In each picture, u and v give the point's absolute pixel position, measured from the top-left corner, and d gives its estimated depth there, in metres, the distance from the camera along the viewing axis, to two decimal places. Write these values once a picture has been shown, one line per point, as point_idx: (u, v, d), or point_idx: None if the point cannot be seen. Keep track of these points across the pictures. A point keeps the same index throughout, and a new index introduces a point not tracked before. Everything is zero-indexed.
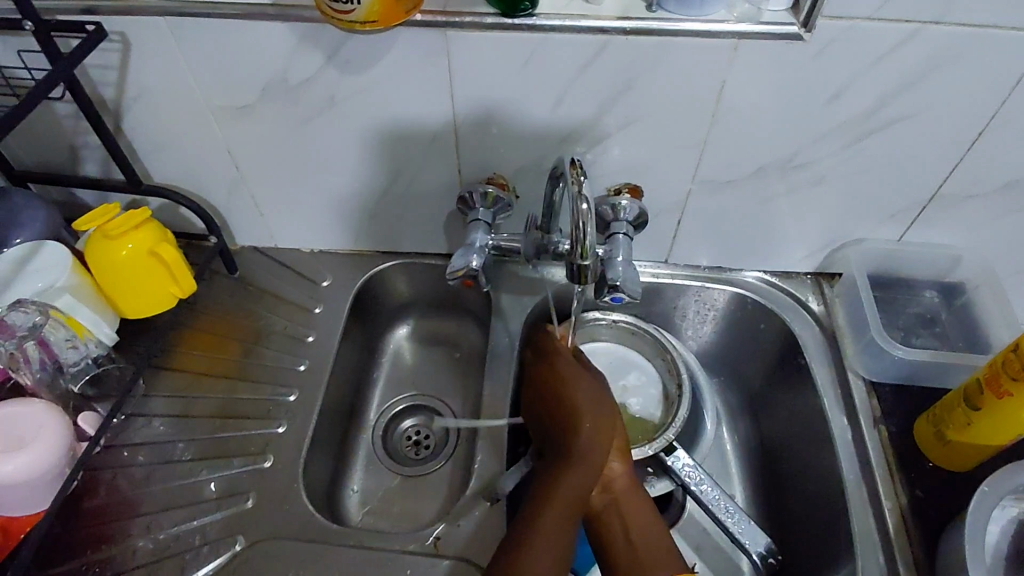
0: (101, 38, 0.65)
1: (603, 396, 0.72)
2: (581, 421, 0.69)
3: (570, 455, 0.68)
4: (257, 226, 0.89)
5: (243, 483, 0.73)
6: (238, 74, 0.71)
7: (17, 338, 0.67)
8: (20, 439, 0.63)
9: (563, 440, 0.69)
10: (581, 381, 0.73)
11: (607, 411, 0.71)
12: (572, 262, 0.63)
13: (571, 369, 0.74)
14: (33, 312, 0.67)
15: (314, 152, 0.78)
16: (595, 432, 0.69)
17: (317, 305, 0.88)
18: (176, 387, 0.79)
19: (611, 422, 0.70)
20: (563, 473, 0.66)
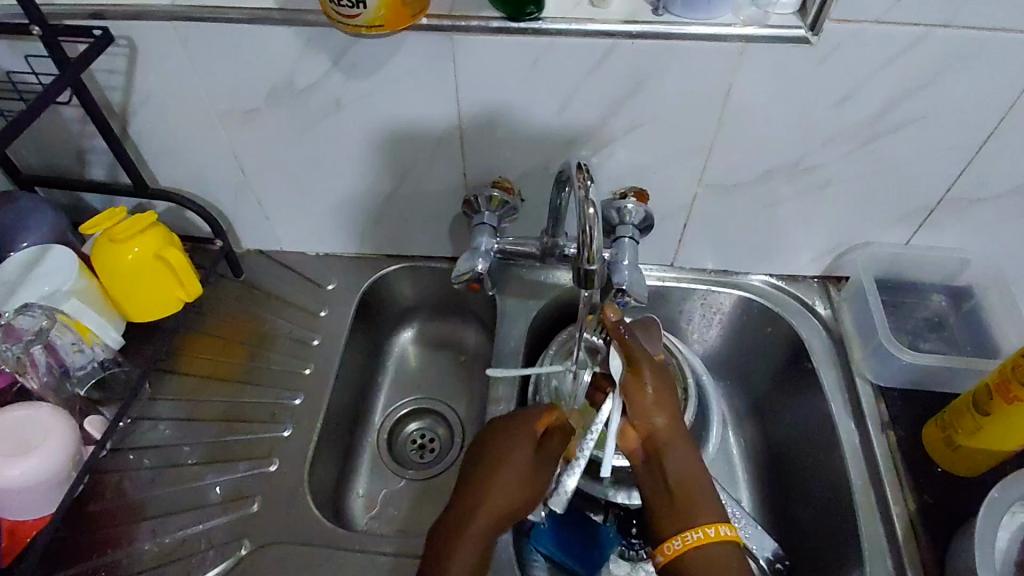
0: (108, 43, 0.65)
1: (541, 469, 0.66)
2: (503, 490, 0.64)
3: (478, 518, 0.62)
4: (263, 230, 0.89)
5: (249, 487, 0.73)
6: (244, 78, 0.71)
7: (24, 342, 0.66)
8: (27, 443, 0.63)
9: (474, 505, 0.63)
10: (521, 450, 0.66)
11: (529, 498, 0.65)
12: (579, 267, 0.63)
13: (512, 434, 0.68)
14: (39, 316, 0.67)
15: (321, 155, 0.78)
16: (508, 509, 0.64)
17: (322, 308, 0.88)
18: (182, 391, 0.80)
19: (525, 506, 0.65)
20: (466, 533, 0.61)
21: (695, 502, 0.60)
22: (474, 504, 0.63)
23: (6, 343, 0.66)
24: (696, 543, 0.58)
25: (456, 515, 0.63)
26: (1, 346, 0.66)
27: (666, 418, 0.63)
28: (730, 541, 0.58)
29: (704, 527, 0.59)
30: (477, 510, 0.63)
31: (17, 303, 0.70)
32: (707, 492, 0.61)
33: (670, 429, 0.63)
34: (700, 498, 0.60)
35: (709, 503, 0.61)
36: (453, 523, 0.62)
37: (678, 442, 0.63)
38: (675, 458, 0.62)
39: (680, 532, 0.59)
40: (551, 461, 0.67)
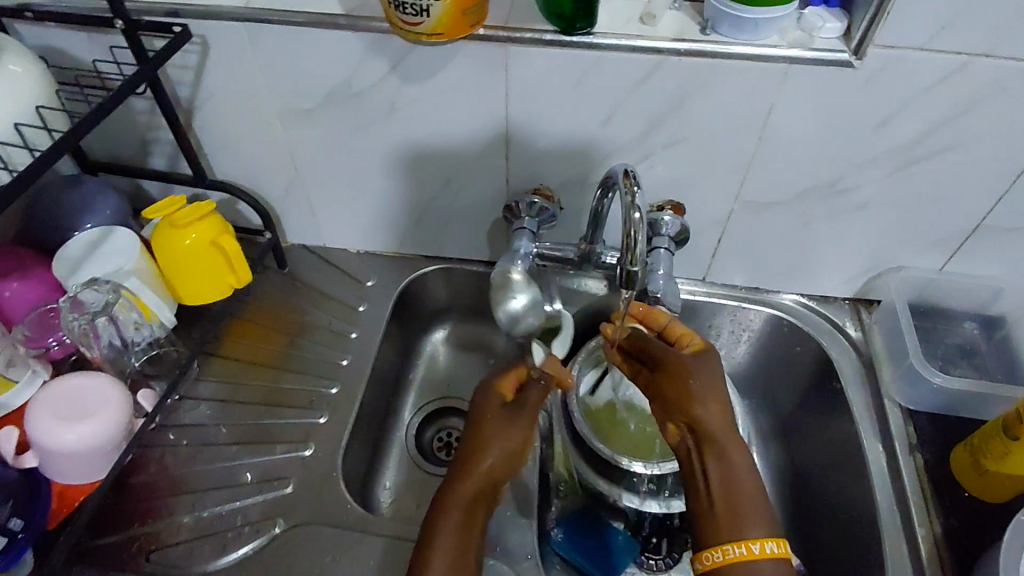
0: (187, 40, 0.69)
1: (525, 418, 0.71)
2: (489, 450, 0.67)
3: (469, 484, 0.65)
4: (308, 226, 0.93)
5: (285, 469, 0.75)
6: (306, 79, 0.75)
7: (90, 315, 0.70)
8: (84, 409, 0.66)
9: (469, 471, 0.66)
10: (505, 412, 0.71)
11: (513, 447, 0.68)
12: (622, 268, 0.65)
13: (492, 396, 0.72)
14: (106, 292, 0.71)
15: (371, 156, 0.82)
16: (496, 470, 0.67)
17: (360, 303, 0.91)
18: (225, 373, 0.83)
19: (515, 455, 0.68)
20: (456, 495, 0.64)
21: (739, 512, 0.58)
22: (468, 470, 0.66)
23: (72, 314, 0.70)
24: (738, 559, 0.56)
25: (447, 482, 0.66)
26: (68, 318, 0.70)
27: (711, 415, 0.63)
28: (774, 559, 0.55)
29: (747, 542, 0.56)
30: (467, 478, 0.66)
31: (82, 279, 0.73)
32: (753, 503, 0.59)
33: (711, 435, 0.62)
34: (743, 509, 0.58)
35: (752, 514, 0.58)
36: (450, 490, 0.65)
37: (726, 450, 0.61)
38: (719, 458, 0.61)
39: (718, 544, 0.57)
40: (528, 412, 0.71)
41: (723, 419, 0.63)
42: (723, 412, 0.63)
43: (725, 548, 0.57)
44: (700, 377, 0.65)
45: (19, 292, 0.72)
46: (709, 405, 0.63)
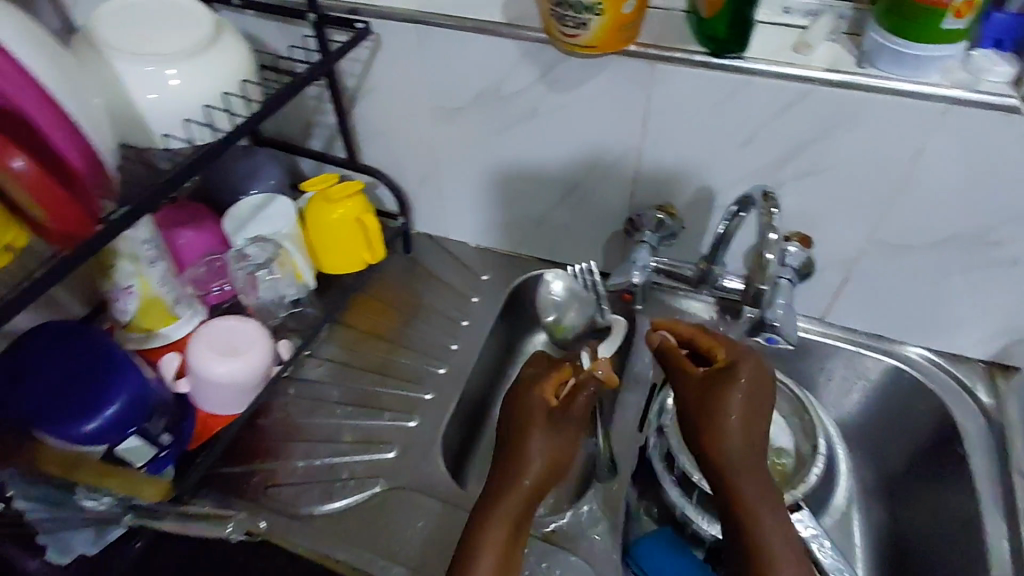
0: (365, 37, 0.77)
1: (564, 429, 0.69)
2: (529, 460, 0.65)
3: (512, 497, 0.63)
4: (436, 217, 0.99)
5: (390, 435, 0.80)
6: (460, 80, 0.81)
7: (252, 267, 0.80)
8: (235, 348, 0.73)
9: (502, 490, 0.63)
10: (544, 420, 0.68)
11: (552, 456, 0.66)
12: (753, 283, 0.72)
13: (529, 402, 0.70)
14: (267, 250, 0.80)
15: (507, 158, 0.87)
16: (536, 484, 0.64)
17: (475, 295, 0.96)
18: (346, 340, 0.90)
19: (552, 467, 0.66)
20: (495, 516, 0.61)
21: (763, 544, 0.59)
22: (505, 489, 0.64)
23: (238, 264, 0.80)
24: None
25: (488, 493, 0.64)
26: (234, 267, 0.80)
27: (740, 449, 0.64)
28: None
29: None
30: (509, 499, 0.63)
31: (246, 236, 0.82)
32: (779, 533, 0.59)
33: (733, 464, 0.63)
34: (768, 540, 0.59)
35: (782, 549, 0.59)
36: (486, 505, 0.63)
37: (751, 484, 0.62)
38: (745, 495, 0.61)
39: None
40: (565, 429, 0.69)
41: (747, 447, 0.64)
42: (745, 439, 0.64)
43: None
44: (726, 406, 0.65)
45: (190, 241, 0.82)
46: (735, 437, 0.64)
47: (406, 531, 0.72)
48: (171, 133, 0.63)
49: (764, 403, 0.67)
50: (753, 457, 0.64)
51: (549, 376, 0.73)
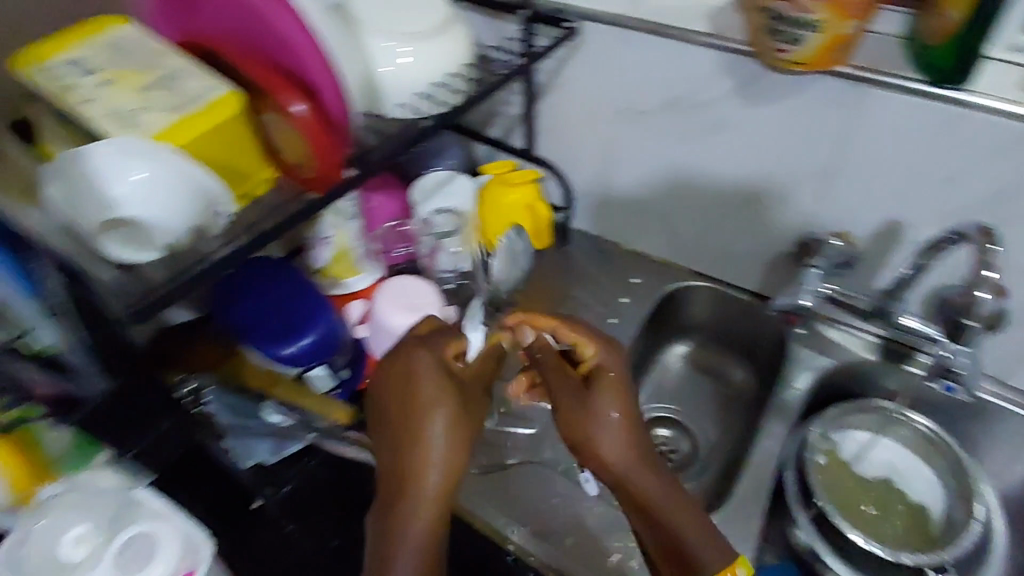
0: (570, 36, 0.82)
1: (459, 418, 0.58)
2: (426, 472, 0.55)
3: (420, 503, 0.54)
4: (596, 216, 1.02)
5: (533, 413, 0.84)
6: (653, 86, 0.83)
7: (439, 234, 0.88)
8: (411, 304, 0.78)
9: (397, 500, 0.54)
10: (405, 421, 0.57)
11: (453, 454, 0.56)
12: (953, 320, 0.73)
13: (414, 381, 0.59)
14: (455, 221, 0.88)
15: (681, 165, 0.88)
16: (450, 488, 0.56)
17: (624, 296, 0.98)
18: (493, 318, 0.93)
19: (453, 463, 0.56)
20: (398, 531, 0.53)
21: (685, 550, 0.55)
22: (392, 506, 0.54)
23: (427, 231, 0.88)
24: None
25: (391, 489, 0.55)
26: (423, 233, 0.88)
27: (619, 450, 0.58)
28: None
29: None
30: (414, 518, 0.53)
31: (430, 207, 0.88)
32: (702, 545, 0.55)
33: (628, 467, 0.58)
34: (689, 549, 0.55)
35: (715, 561, 0.54)
36: (388, 519, 0.54)
37: (638, 478, 0.57)
38: (646, 492, 0.57)
39: None
40: (467, 387, 0.62)
41: (631, 447, 0.58)
42: (624, 436, 0.59)
43: None
44: (594, 406, 0.60)
45: (382, 205, 0.87)
46: (612, 437, 0.59)
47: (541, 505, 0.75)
48: (402, 104, 0.69)
49: (636, 405, 0.61)
50: (637, 456, 0.58)
51: (423, 355, 0.60)
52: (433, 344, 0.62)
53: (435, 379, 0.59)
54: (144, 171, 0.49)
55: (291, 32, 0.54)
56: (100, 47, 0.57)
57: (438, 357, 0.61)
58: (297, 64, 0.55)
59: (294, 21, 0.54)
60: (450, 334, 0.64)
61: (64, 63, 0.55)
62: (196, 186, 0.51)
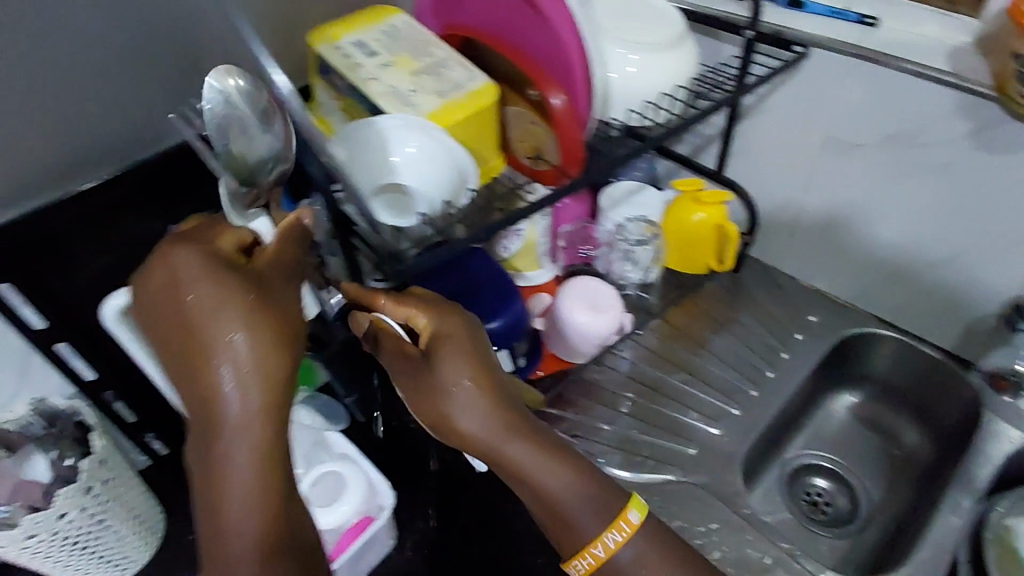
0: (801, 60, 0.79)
1: (245, 332, 0.44)
2: (221, 406, 0.43)
3: (241, 449, 0.44)
4: (776, 246, 0.98)
5: (695, 434, 0.84)
6: (875, 120, 0.80)
7: (631, 243, 0.86)
8: (593, 304, 0.80)
9: (213, 433, 0.44)
10: (188, 338, 0.44)
11: (266, 386, 0.44)
12: None
13: (171, 294, 0.44)
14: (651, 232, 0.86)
15: (890, 205, 0.84)
16: (268, 437, 0.44)
17: (800, 331, 0.94)
18: (661, 333, 0.93)
19: (261, 397, 0.44)
20: (222, 474, 0.44)
21: (569, 520, 0.55)
22: (208, 445, 0.44)
23: (619, 238, 0.87)
24: (589, 569, 0.56)
25: (203, 440, 0.44)
26: (614, 240, 0.87)
27: (471, 408, 0.54)
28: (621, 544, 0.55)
29: (591, 547, 0.55)
30: (233, 434, 0.43)
31: (623, 214, 0.86)
32: (570, 493, 0.55)
33: (494, 440, 0.54)
34: (573, 515, 0.55)
35: (586, 523, 0.55)
36: (208, 466, 0.44)
37: (508, 448, 0.54)
38: (511, 461, 0.54)
39: (570, 557, 0.56)
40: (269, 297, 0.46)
41: (490, 415, 0.54)
42: (482, 401, 0.54)
43: (571, 559, 0.56)
44: (441, 380, 0.54)
45: (570, 206, 0.86)
46: (466, 403, 0.53)
47: (699, 525, 0.75)
48: (631, 109, 0.71)
49: (489, 367, 0.55)
50: (502, 424, 0.54)
51: (200, 250, 0.46)
52: (208, 243, 0.47)
53: (213, 291, 0.44)
54: (415, 145, 0.55)
55: (563, 32, 0.57)
56: (378, 30, 0.63)
57: (221, 254, 0.46)
58: (560, 60, 0.59)
59: (566, 19, 0.57)
60: (221, 223, 0.50)
61: (351, 42, 0.61)
62: (455, 160, 0.57)
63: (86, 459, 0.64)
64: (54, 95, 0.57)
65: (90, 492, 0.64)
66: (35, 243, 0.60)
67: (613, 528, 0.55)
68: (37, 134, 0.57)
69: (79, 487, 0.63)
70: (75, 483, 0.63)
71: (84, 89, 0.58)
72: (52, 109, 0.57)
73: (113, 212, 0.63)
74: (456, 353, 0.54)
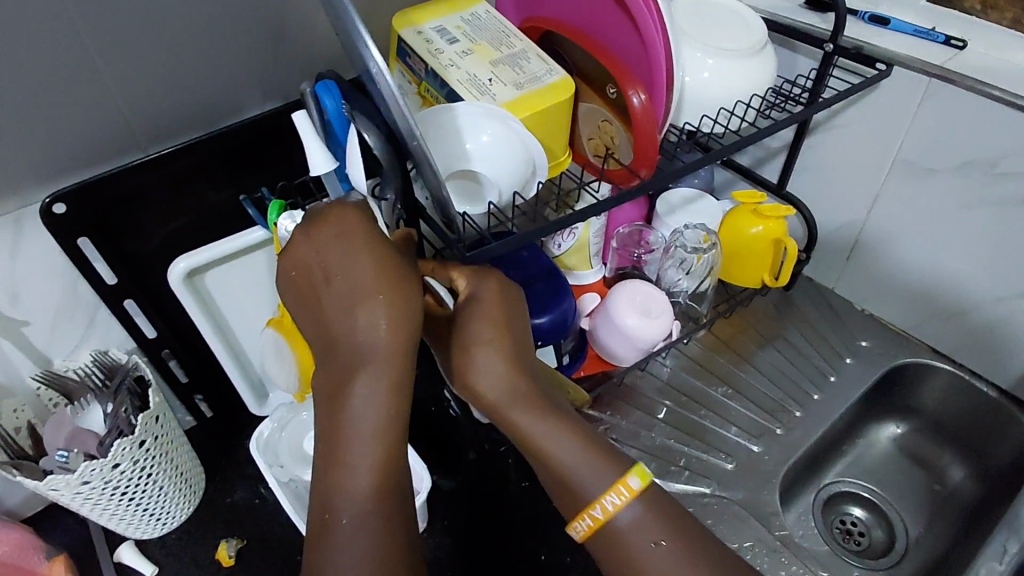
0: (884, 77, 0.76)
1: (390, 288, 0.46)
2: (355, 341, 0.45)
3: (361, 385, 0.45)
4: (833, 266, 0.96)
5: (734, 449, 0.83)
6: (949, 146, 0.77)
7: (683, 250, 0.84)
8: (646, 310, 0.79)
9: (342, 375, 0.46)
10: (334, 289, 0.46)
11: (399, 340, 0.46)
12: None
13: (315, 248, 0.47)
14: (704, 239, 0.83)
15: (958, 234, 0.81)
16: (395, 372, 0.46)
17: (849, 356, 0.92)
18: (706, 344, 0.93)
19: (395, 349, 0.45)
20: (345, 412, 0.45)
21: (573, 483, 0.51)
22: (335, 389, 0.46)
23: (671, 243, 0.85)
24: (587, 532, 0.52)
25: (332, 376, 0.46)
26: (667, 246, 0.86)
27: (495, 372, 0.52)
28: (624, 509, 0.50)
29: (591, 512, 0.51)
30: (365, 379, 0.45)
31: (674, 222, 0.87)
32: (573, 455, 0.51)
33: (504, 398, 0.52)
34: (584, 483, 0.51)
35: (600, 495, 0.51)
36: (333, 408, 0.46)
37: (527, 416, 0.52)
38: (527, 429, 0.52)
39: (579, 526, 0.52)
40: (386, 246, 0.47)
41: (506, 372, 0.52)
42: (500, 359, 0.52)
43: (579, 531, 0.52)
44: (467, 336, 0.52)
45: (626, 209, 0.86)
46: (490, 372, 0.52)
47: (734, 543, 0.74)
48: (705, 115, 0.70)
49: (523, 335, 0.54)
50: (515, 382, 0.52)
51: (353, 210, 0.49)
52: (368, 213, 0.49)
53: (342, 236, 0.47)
54: (487, 135, 0.55)
55: (651, 36, 0.58)
56: (459, 17, 0.64)
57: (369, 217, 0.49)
58: (645, 60, 0.60)
59: (656, 20, 0.57)
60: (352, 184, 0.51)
61: (432, 27, 0.62)
62: (526, 150, 0.57)
63: (142, 415, 0.64)
64: (143, 63, 0.58)
65: (143, 447, 0.65)
66: (111, 203, 0.62)
67: (612, 490, 0.50)
68: (123, 99, 0.59)
69: (133, 440, 0.63)
70: (130, 436, 0.63)
71: (170, 58, 0.59)
72: (139, 77, 0.59)
73: (188, 179, 0.65)
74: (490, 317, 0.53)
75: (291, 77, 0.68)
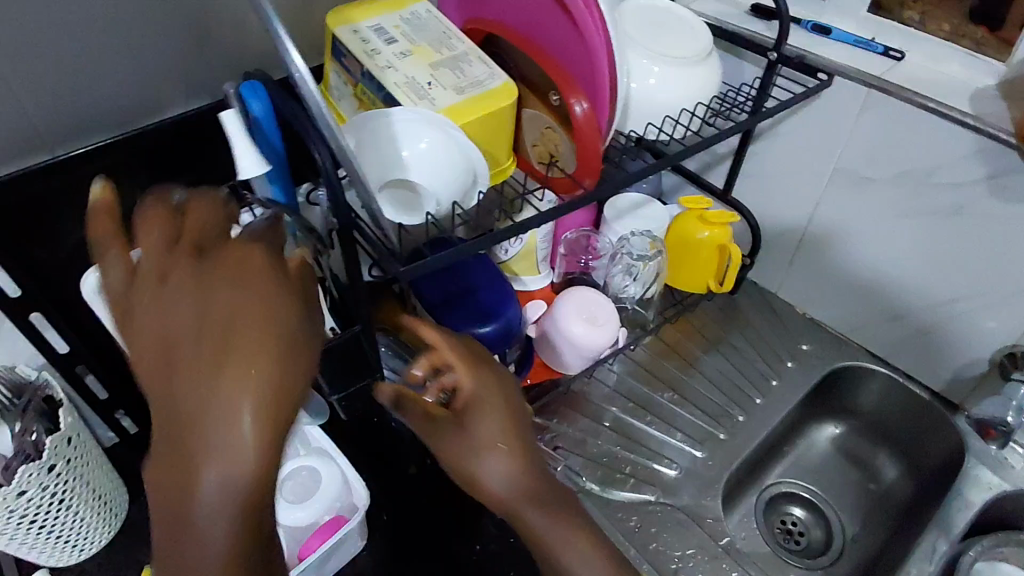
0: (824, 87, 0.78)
1: (252, 308, 0.36)
2: (217, 420, 0.34)
3: (217, 488, 0.34)
4: (776, 271, 0.97)
5: (678, 456, 0.83)
6: (885, 155, 0.79)
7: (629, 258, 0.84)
8: (592, 317, 0.78)
9: (187, 461, 0.34)
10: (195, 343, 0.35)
11: (274, 406, 0.35)
12: None
13: (186, 282, 0.36)
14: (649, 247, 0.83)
15: (892, 241, 0.83)
16: (261, 464, 0.34)
17: (790, 360, 0.94)
18: (654, 349, 0.93)
19: (270, 406, 0.34)
20: (193, 515, 0.34)
21: None
22: (179, 492, 0.34)
23: (618, 250, 0.85)
24: None
25: (166, 468, 0.34)
26: (615, 253, 0.86)
27: (502, 469, 0.49)
28: None
29: None
30: (219, 447, 0.33)
31: (621, 228, 0.86)
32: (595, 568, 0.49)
33: (521, 503, 0.49)
34: None
35: None
36: (177, 475, 0.34)
37: (536, 520, 0.49)
38: (536, 533, 0.49)
39: None
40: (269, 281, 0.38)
41: (526, 481, 0.49)
42: (521, 466, 0.49)
43: None
44: (479, 437, 0.49)
45: (573, 214, 0.85)
46: (496, 474, 0.48)
47: (676, 550, 0.75)
48: (651, 122, 0.69)
49: (527, 424, 0.51)
50: (535, 489, 0.49)
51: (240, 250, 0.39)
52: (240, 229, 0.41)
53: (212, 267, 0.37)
54: (426, 141, 0.53)
55: (596, 41, 0.56)
56: (398, 16, 0.61)
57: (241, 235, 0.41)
58: (589, 66, 0.58)
59: (600, 25, 0.56)
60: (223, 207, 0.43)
61: (370, 26, 0.59)
62: (466, 157, 0.54)
63: (51, 437, 0.60)
64: (49, 57, 0.54)
65: (52, 471, 0.60)
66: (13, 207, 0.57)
67: None
68: (27, 98, 0.55)
69: (42, 465, 0.59)
70: (37, 461, 0.58)
71: (81, 53, 0.55)
72: (44, 72, 0.54)
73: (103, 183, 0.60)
74: (498, 413, 0.50)
75: (219, 74, 0.64)
